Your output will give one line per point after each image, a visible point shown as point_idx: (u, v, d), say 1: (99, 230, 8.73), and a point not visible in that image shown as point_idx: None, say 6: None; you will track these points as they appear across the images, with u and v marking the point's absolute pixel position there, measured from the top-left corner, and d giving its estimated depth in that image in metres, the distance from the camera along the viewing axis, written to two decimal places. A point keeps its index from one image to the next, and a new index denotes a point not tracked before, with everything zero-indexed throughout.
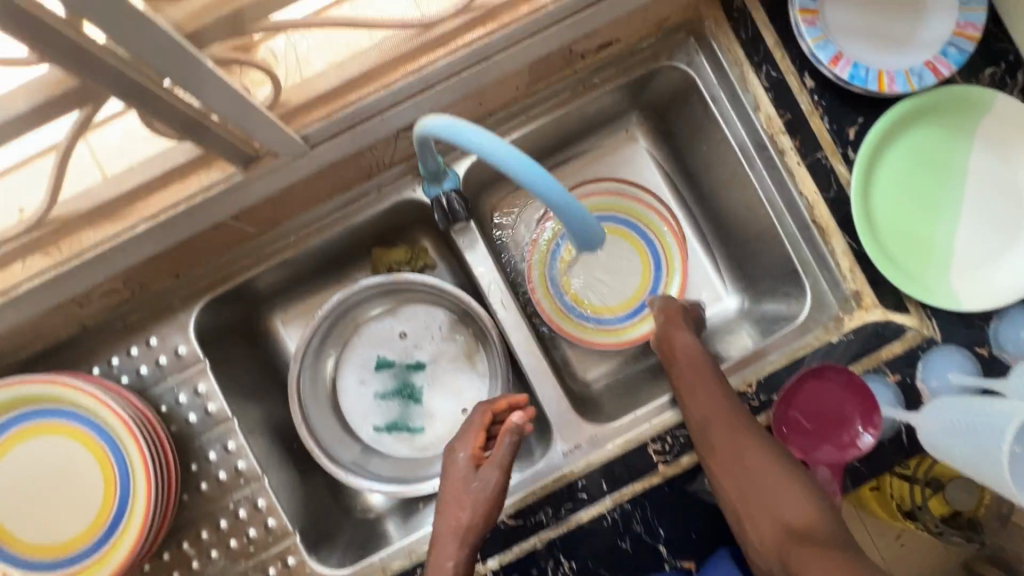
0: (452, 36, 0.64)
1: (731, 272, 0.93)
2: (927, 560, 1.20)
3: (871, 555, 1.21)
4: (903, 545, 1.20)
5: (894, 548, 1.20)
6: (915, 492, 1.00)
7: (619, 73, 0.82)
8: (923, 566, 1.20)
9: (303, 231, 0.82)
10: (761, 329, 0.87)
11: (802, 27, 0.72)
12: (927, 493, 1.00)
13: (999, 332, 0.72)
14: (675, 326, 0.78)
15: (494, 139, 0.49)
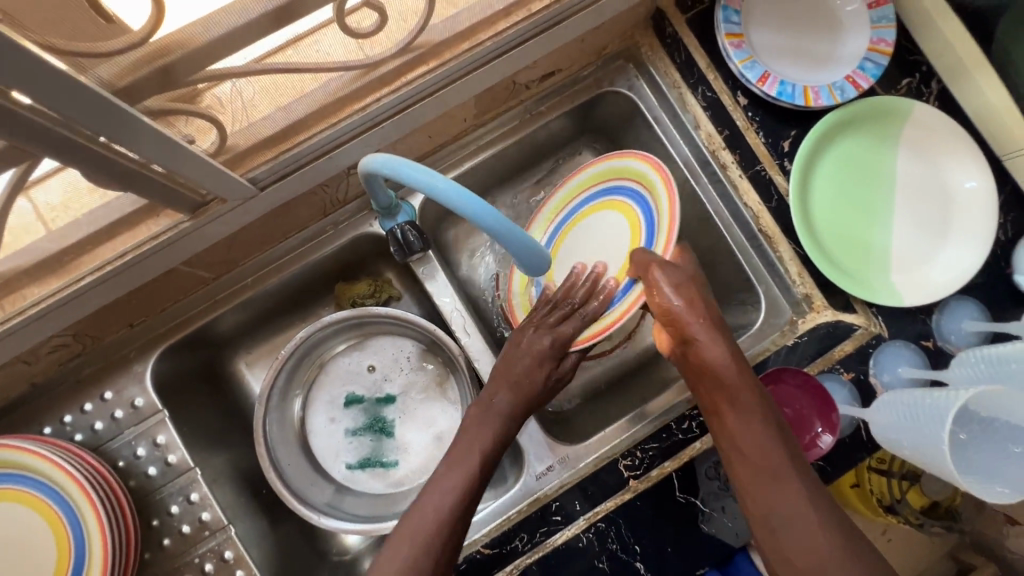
0: (395, 75, 0.67)
1: None
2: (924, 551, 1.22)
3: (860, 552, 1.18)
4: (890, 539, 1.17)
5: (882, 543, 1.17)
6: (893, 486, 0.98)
7: (565, 100, 0.85)
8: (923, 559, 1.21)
9: (262, 271, 0.81)
10: None
11: (730, 50, 0.76)
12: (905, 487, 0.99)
13: (941, 325, 0.75)
14: (706, 334, 0.67)
15: (430, 175, 0.49)
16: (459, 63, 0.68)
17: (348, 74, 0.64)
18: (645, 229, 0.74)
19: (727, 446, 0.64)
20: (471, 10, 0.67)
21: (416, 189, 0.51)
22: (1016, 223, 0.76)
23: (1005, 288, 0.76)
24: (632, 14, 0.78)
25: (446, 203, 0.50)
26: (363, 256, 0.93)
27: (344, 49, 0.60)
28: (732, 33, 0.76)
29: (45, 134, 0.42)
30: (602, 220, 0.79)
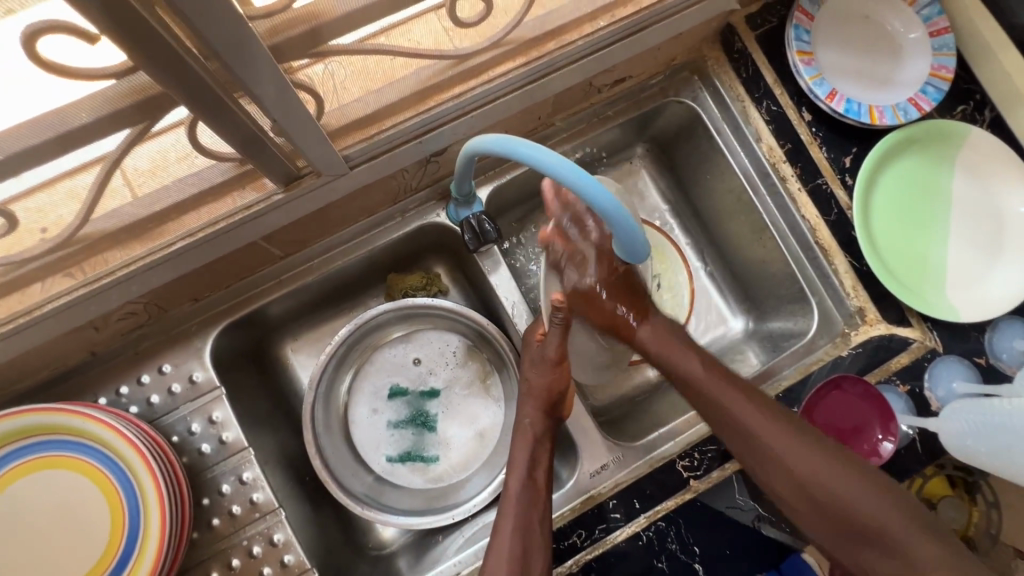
0: (488, 67, 0.69)
1: (735, 297, 0.97)
2: None
3: None
4: None
5: None
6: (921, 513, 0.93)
7: (629, 106, 0.88)
8: None
9: (326, 254, 0.82)
10: (769, 346, 0.91)
11: (801, 66, 0.79)
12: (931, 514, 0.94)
13: (994, 342, 0.77)
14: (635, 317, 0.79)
15: (553, 155, 0.52)
16: (546, 60, 0.70)
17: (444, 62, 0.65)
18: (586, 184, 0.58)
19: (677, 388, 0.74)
20: (562, 11, 0.70)
21: (528, 167, 0.53)
22: None
23: None
24: (705, 28, 0.81)
25: (564, 183, 0.52)
26: (418, 250, 0.94)
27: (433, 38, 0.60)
28: (803, 50, 0.79)
29: (192, 83, 0.43)
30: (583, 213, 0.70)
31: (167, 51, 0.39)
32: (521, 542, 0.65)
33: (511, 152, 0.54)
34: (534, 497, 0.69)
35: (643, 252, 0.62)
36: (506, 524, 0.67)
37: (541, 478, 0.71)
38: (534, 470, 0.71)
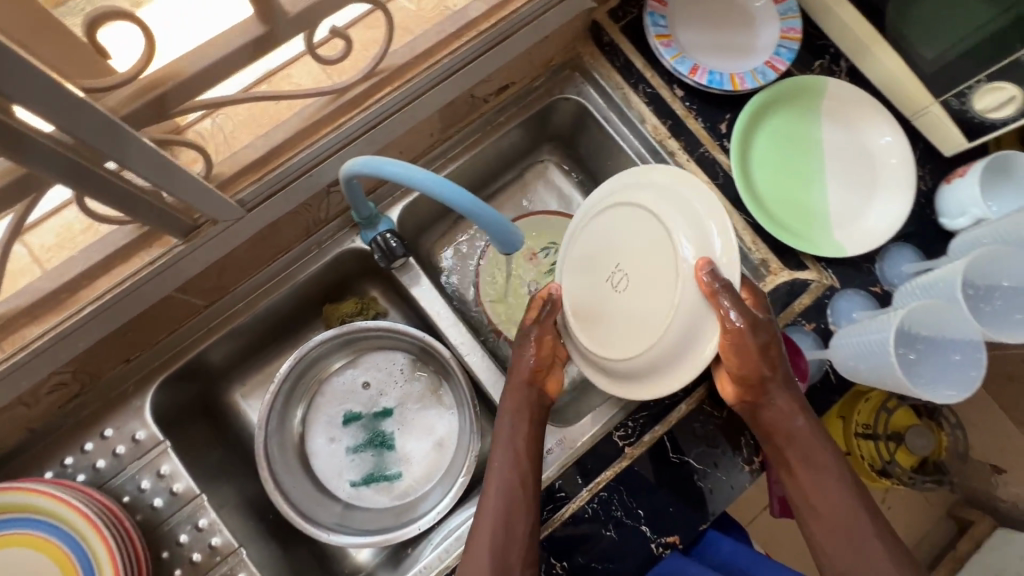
0: (365, 96, 0.73)
1: None
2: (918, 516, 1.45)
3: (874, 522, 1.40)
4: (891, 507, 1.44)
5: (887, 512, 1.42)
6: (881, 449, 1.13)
7: (520, 110, 0.93)
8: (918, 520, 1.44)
9: (252, 295, 0.85)
10: None
11: (661, 49, 0.85)
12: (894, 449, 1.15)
13: (885, 270, 0.83)
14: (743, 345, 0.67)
15: (418, 171, 0.57)
16: (420, 80, 0.76)
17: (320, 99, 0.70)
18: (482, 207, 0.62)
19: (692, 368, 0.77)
20: (426, 34, 0.76)
21: (396, 182, 0.58)
22: (933, 174, 0.86)
23: (932, 232, 0.84)
24: (570, 28, 0.86)
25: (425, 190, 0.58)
26: (349, 277, 0.97)
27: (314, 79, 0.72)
28: (661, 34, 0.86)
29: (53, 158, 0.46)
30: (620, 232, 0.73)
31: (12, 134, 0.42)
32: (500, 536, 0.67)
33: (378, 170, 0.59)
34: (514, 488, 0.70)
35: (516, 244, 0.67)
36: (484, 518, 0.69)
37: (515, 468, 0.71)
38: (515, 466, 0.71)
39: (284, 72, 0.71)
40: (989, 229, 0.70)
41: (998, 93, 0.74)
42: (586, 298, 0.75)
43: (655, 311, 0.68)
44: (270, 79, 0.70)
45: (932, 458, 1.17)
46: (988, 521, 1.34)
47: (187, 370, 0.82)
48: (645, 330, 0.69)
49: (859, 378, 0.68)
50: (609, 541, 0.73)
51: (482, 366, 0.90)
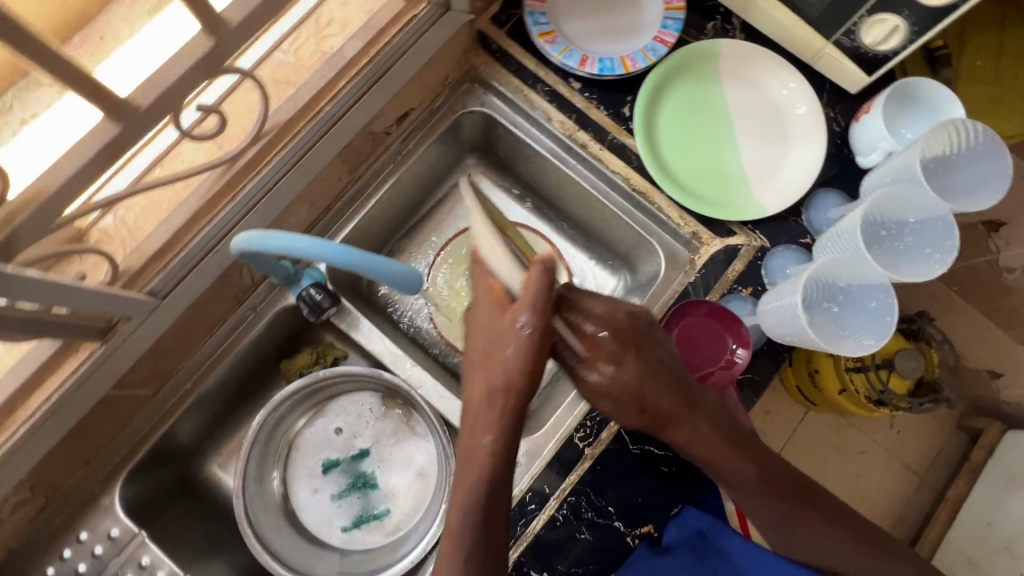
0: (257, 160, 0.73)
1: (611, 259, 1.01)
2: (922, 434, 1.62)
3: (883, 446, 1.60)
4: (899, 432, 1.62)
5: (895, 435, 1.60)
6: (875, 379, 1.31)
7: (427, 133, 0.93)
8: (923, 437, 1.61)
9: (199, 372, 0.85)
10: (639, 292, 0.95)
11: (546, 47, 0.84)
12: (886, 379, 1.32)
13: (812, 220, 0.83)
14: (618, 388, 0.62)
15: (297, 237, 0.57)
16: (308, 132, 0.76)
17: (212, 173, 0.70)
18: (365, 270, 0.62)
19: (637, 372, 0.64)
20: (308, 84, 0.76)
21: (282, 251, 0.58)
22: (843, 114, 0.85)
23: (851, 173, 0.84)
24: (455, 44, 0.86)
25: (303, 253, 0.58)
26: (301, 329, 0.98)
27: (203, 152, 0.70)
28: (543, 32, 0.84)
29: None
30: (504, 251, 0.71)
31: None
32: None
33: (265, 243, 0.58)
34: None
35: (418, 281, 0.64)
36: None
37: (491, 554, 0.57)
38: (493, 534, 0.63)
39: (175, 149, 0.68)
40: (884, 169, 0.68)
41: (882, 25, 0.73)
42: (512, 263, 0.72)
43: None
44: (162, 161, 0.66)
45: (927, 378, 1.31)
46: (995, 430, 1.54)
47: (151, 458, 0.83)
48: None
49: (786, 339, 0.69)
50: (585, 543, 0.74)
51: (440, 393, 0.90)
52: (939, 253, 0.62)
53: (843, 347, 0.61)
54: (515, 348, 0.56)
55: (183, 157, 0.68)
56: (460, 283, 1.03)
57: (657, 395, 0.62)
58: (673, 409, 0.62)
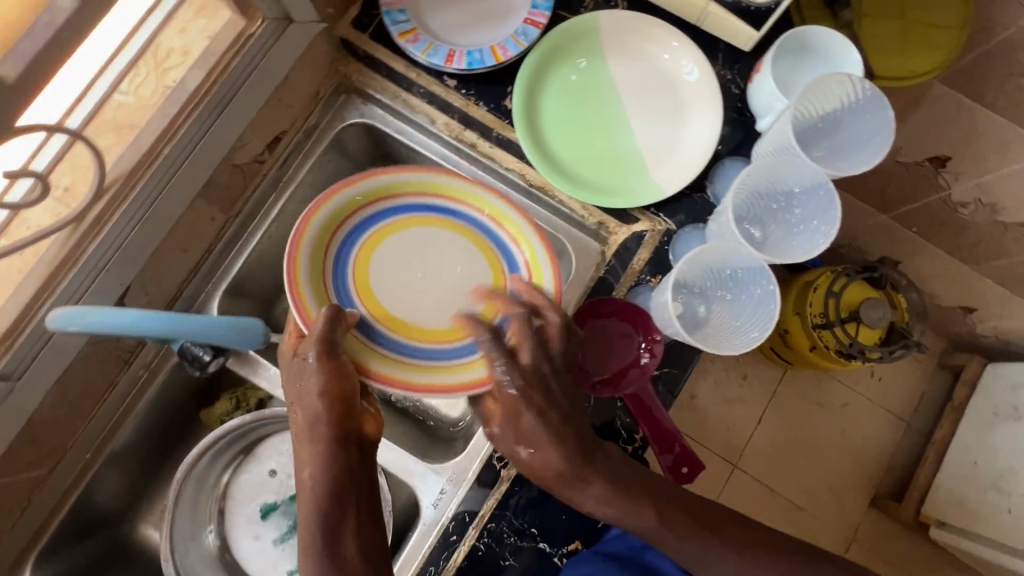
0: (101, 218, 0.68)
1: None
2: (905, 377, 1.61)
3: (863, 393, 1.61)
4: (881, 379, 1.61)
5: (875, 383, 1.61)
6: (839, 334, 1.29)
7: (307, 154, 0.86)
8: (905, 380, 1.61)
9: (98, 442, 0.82)
10: None
11: (408, 47, 0.77)
12: (853, 330, 1.29)
13: (717, 194, 0.77)
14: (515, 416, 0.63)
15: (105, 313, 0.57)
16: (154, 179, 0.70)
17: (61, 234, 0.66)
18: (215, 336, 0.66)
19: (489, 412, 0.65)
20: (150, 124, 0.70)
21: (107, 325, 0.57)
22: (740, 75, 0.79)
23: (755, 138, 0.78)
24: (315, 57, 0.80)
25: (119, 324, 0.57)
26: (215, 375, 0.94)
27: (49, 213, 0.67)
28: (403, 32, 0.78)
29: None
30: (404, 238, 0.74)
31: None
32: None
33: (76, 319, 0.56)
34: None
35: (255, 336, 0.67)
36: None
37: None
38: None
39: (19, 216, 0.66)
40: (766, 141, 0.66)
41: None
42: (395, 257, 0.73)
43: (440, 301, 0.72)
44: (8, 230, 0.65)
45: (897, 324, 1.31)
46: (977, 362, 1.52)
47: (61, 536, 0.81)
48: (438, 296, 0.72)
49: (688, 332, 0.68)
50: (509, 570, 0.71)
51: None
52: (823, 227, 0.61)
53: (731, 343, 0.60)
54: (313, 381, 0.60)
55: (30, 222, 0.66)
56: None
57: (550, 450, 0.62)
58: (558, 470, 0.62)
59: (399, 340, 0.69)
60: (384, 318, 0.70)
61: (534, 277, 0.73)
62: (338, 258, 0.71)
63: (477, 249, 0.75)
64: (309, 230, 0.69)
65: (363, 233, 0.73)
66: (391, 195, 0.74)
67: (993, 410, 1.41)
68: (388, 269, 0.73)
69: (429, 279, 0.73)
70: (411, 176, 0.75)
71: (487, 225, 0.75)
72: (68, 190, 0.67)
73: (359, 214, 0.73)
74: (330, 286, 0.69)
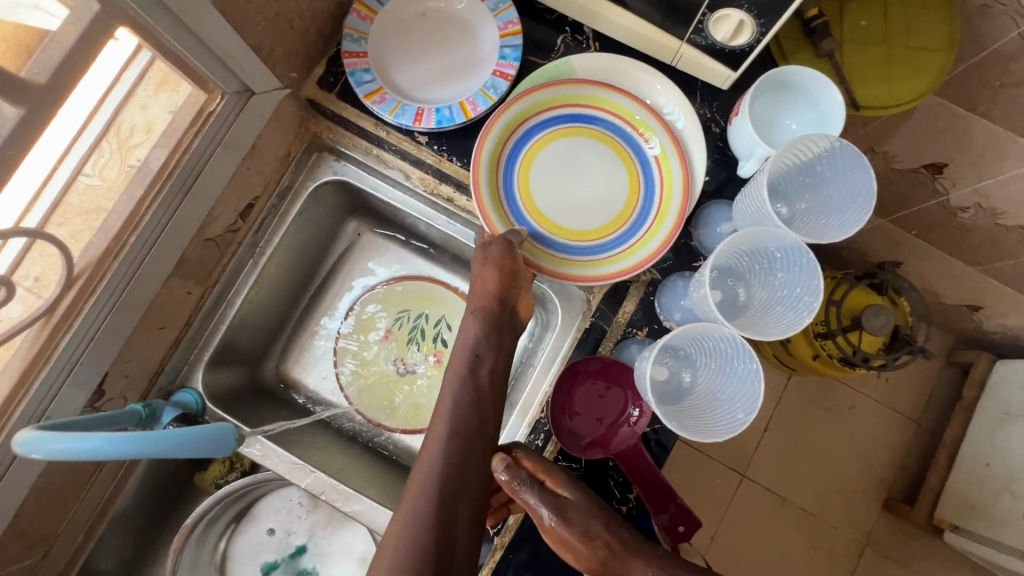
0: (75, 306, 0.67)
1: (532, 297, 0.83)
2: (915, 379, 1.54)
3: (873, 399, 1.55)
4: (889, 381, 1.55)
5: (883, 386, 1.55)
6: (843, 343, 1.23)
7: (282, 216, 0.85)
8: (916, 382, 1.54)
9: (90, 523, 0.81)
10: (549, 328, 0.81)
11: (375, 107, 0.75)
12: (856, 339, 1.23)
13: (703, 240, 0.75)
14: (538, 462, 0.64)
15: (82, 439, 0.50)
16: (125, 264, 0.68)
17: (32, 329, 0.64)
18: (504, 198, 0.75)
19: (478, 487, 0.64)
20: (116, 208, 0.68)
21: (77, 453, 0.50)
22: (719, 113, 0.77)
23: (738, 178, 0.75)
24: (281, 120, 0.79)
25: (91, 454, 0.51)
26: None
27: (21, 306, 0.62)
28: (369, 92, 0.76)
29: None
30: (563, 147, 0.76)
31: None
32: None
33: (52, 445, 0.50)
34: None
35: (233, 446, 0.61)
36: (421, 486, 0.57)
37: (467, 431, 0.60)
38: None
39: None
40: (745, 198, 0.63)
41: (727, 20, 0.64)
42: (584, 154, 0.76)
43: (593, 207, 0.75)
44: None
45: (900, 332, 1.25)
46: (985, 358, 1.43)
47: None
48: (614, 194, 0.75)
49: (702, 394, 0.62)
50: None
51: (346, 500, 0.82)
52: (807, 296, 0.58)
53: (720, 424, 0.58)
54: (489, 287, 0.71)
55: None
56: (367, 349, 0.99)
57: (579, 554, 0.61)
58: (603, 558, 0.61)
59: (553, 237, 0.75)
60: (541, 218, 0.75)
61: (665, 185, 0.74)
62: (506, 167, 0.75)
63: (625, 158, 0.76)
64: (490, 138, 0.73)
65: (527, 144, 0.76)
66: (555, 106, 0.75)
67: (1004, 409, 1.32)
68: (547, 177, 0.76)
69: (582, 184, 0.76)
70: (572, 88, 0.74)
71: (628, 133, 0.75)
72: (38, 280, 0.63)
73: (529, 122, 0.75)
74: (500, 192, 0.75)
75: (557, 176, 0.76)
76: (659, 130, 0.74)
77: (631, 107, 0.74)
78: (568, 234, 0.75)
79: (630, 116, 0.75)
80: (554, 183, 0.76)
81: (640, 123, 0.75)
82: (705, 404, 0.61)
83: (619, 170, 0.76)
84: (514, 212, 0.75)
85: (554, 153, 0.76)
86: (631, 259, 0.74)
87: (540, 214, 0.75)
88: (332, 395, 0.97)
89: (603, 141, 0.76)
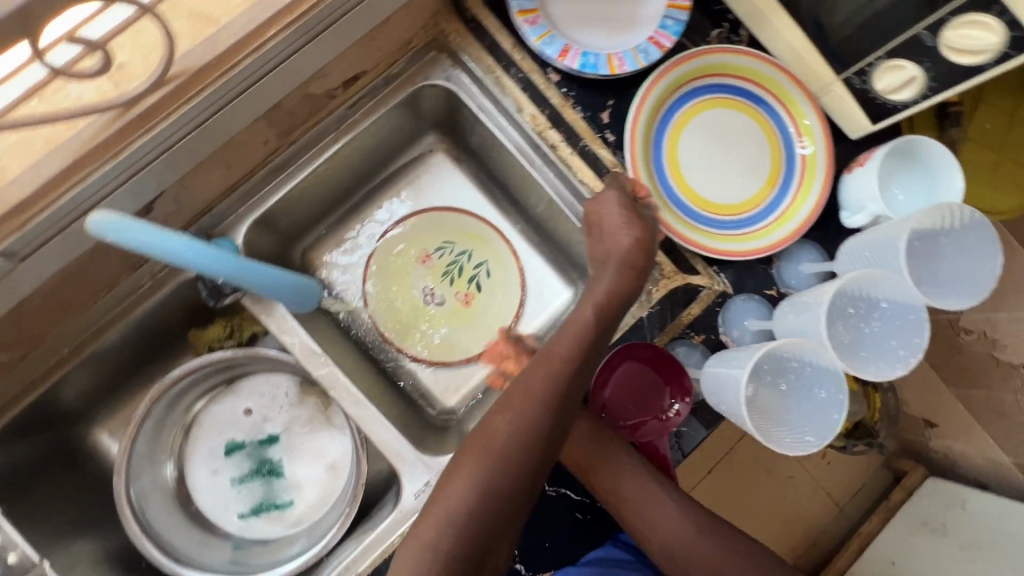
0: (157, 108, 0.59)
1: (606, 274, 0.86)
2: None
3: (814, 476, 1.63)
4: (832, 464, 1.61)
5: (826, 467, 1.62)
6: None
7: (378, 102, 0.81)
8: None
9: (82, 336, 0.77)
10: None
11: (525, 27, 0.74)
12: None
13: (782, 271, 0.76)
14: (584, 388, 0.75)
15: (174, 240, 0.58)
16: (223, 88, 0.62)
17: (104, 116, 0.58)
18: (652, 140, 0.76)
19: None
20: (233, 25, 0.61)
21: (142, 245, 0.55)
22: (838, 159, 0.78)
23: (833, 227, 0.77)
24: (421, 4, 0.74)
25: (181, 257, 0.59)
26: None
27: (96, 91, 0.59)
28: (525, 10, 0.74)
29: None
30: (721, 118, 0.77)
31: None
32: None
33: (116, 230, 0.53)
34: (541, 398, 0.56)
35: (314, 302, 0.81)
36: None
37: None
38: None
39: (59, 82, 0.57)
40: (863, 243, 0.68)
41: (898, 72, 0.64)
42: (738, 133, 0.77)
43: (729, 182, 0.77)
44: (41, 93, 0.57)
45: (867, 421, 1.30)
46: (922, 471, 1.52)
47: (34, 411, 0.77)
48: (752, 179, 0.77)
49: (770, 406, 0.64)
50: None
51: (351, 402, 0.79)
52: (907, 350, 0.62)
53: (792, 437, 0.61)
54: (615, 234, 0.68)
55: (70, 94, 0.58)
56: (403, 268, 0.96)
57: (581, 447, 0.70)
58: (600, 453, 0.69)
59: (682, 195, 0.76)
60: (677, 174, 0.76)
61: (802, 188, 0.76)
62: (666, 113, 0.76)
63: (775, 150, 0.77)
64: (664, 80, 0.74)
65: (693, 101, 0.76)
66: (732, 77, 0.76)
67: (923, 519, 1.37)
68: (698, 138, 0.77)
69: (727, 158, 0.77)
70: (756, 65, 0.75)
71: (787, 129, 0.77)
72: (123, 68, 0.59)
73: (703, 82, 0.76)
74: (651, 133, 0.75)
75: (708, 142, 0.77)
76: (816, 135, 0.76)
77: (801, 105, 0.76)
78: (697, 198, 0.76)
79: (796, 112, 0.76)
80: (702, 147, 0.77)
81: (802, 124, 0.76)
82: (774, 416, 0.63)
83: (765, 160, 0.77)
84: (655, 156, 0.76)
85: (711, 120, 0.77)
86: (745, 243, 0.75)
87: (679, 169, 0.76)
88: (353, 296, 0.93)
89: (762, 125, 0.77)
